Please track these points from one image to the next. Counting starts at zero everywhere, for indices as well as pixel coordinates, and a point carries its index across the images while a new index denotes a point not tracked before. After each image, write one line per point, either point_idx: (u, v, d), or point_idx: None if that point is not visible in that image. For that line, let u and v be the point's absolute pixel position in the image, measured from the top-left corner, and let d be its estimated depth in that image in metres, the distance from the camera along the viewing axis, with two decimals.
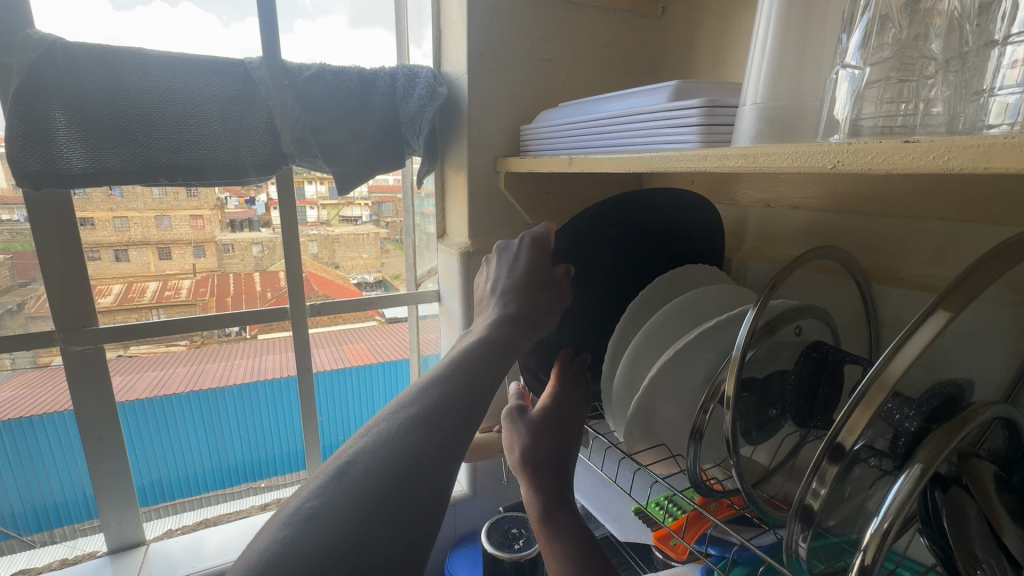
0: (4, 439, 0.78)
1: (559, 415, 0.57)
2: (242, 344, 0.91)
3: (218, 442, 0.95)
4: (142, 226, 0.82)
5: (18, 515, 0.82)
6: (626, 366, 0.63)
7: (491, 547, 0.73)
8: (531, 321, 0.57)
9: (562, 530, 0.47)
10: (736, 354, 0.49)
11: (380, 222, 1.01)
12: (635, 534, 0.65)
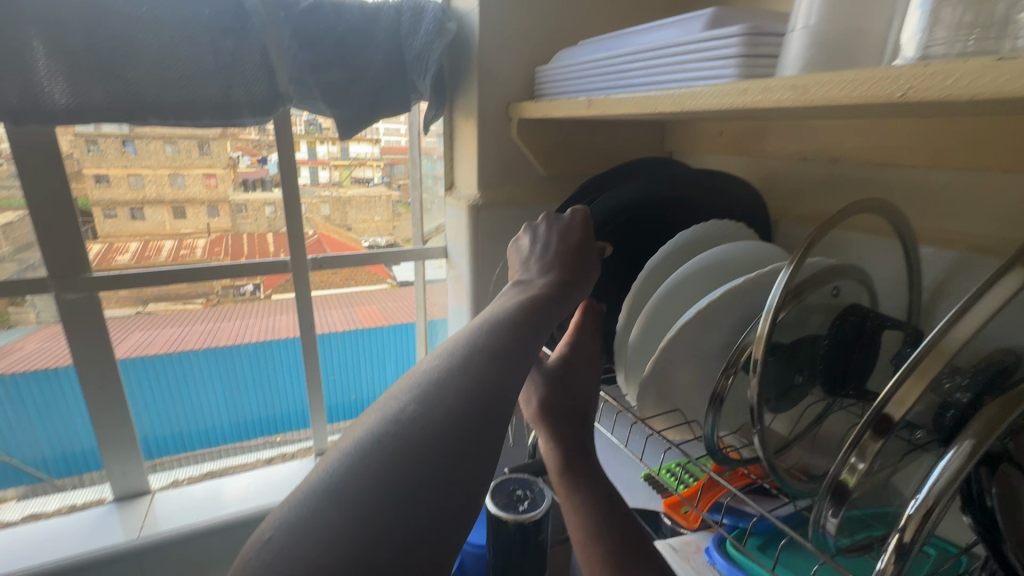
0: (21, 387, 0.78)
1: (578, 368, 0.55)
2: (257, 304, 0.89)
3: (236, 398, 0.93)
4: (157, 184, 0.81)
5: (49, 461, 0.83)
6: (642, 327, 0.59)
7: (495, 507, 0.72)
8: (574, 285, 0.55)
9: (582, 483, 0.44)
10: (769, 316, 0.45)
11: (392, 184, 0.96)
12: (643, 499, 0.62)
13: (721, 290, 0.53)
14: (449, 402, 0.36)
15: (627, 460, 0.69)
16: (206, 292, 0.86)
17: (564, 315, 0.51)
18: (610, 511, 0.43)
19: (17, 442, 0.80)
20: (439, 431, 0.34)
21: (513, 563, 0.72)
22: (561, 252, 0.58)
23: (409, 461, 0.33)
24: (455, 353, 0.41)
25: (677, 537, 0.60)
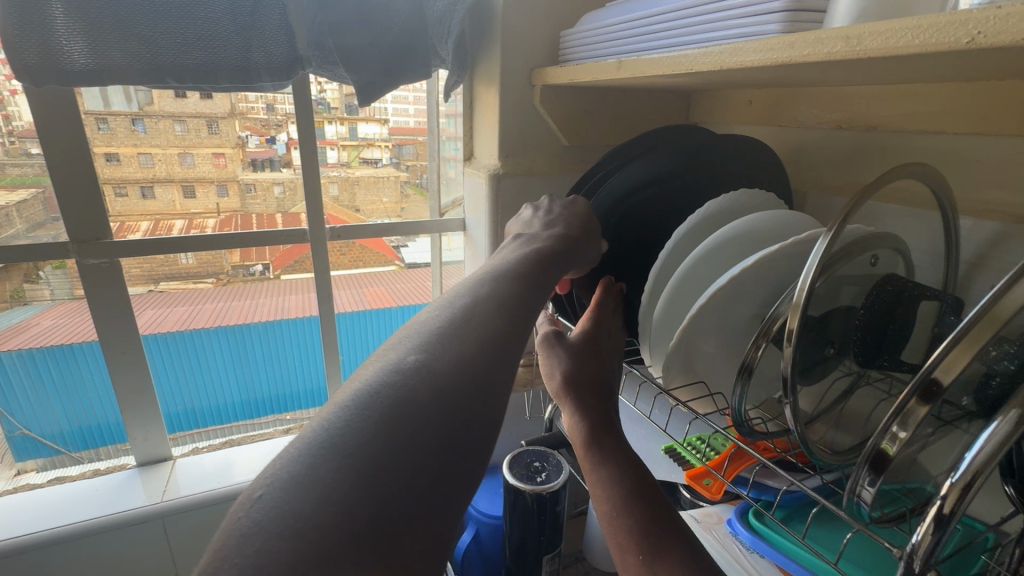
0: (47, 361, 0.79)
1: (600, 340, 0.54)
2: (266, 284, 0.90)
3: (246, 376, 0.94)
4: (166, 163, 0.81)
5: (66, 434, 0.85)
6: (670, 297, 0.58)
7: (513, 478, 0.72)
8: (576, 257, 0.56)
9: (608, 455, 0.43)
10: (804, 286, 0.43)
11: (401, 165, 0.94)
12: (664, 471, 0.62)
13: (751, 258, 0.51)
14: (447, 362, 0.36)
15: (646, 433, 0.68)
16: (217, 270, 0.86)
17: (565, 271, 0.54)
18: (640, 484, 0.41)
19: (35, 417, 0.82)
20: (442, 401, 0.33)
21: (530, 533, 0.73)
22: (568, 223, 0.59)
23: (410, 418, 0.31)
24: (475, 321, 0.40)
25: (698, 509, 0.59)
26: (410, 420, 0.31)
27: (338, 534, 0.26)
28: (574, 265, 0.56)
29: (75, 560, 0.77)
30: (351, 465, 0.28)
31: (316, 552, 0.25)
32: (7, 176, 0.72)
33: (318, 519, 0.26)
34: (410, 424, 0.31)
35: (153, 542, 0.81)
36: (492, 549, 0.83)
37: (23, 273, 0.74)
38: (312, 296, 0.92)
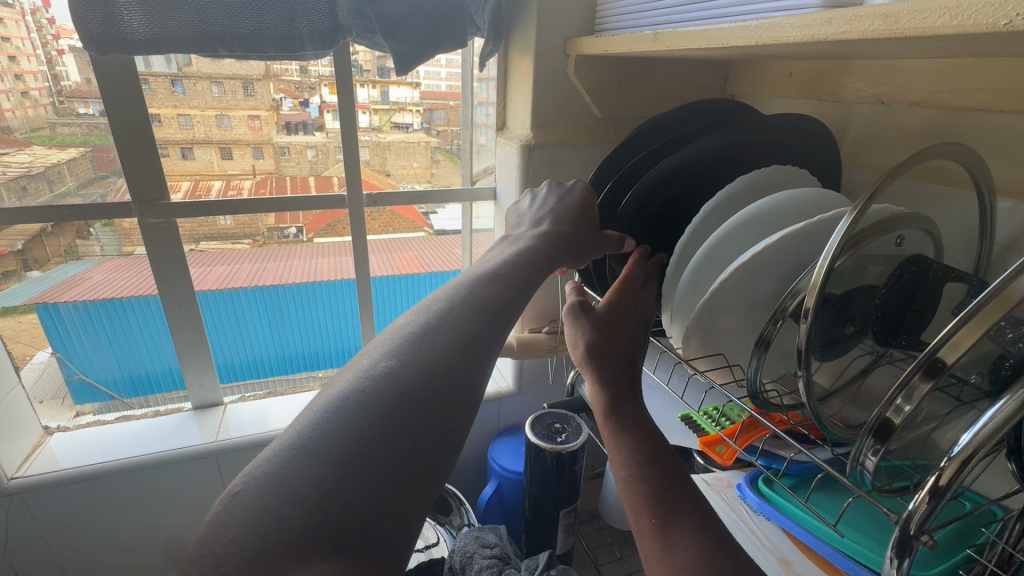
0: (101, 314, 0.87)
1: (628, 312, 0.56)
2: (299, 246, 0.94)
3: (282, 334, 1.01)
4: (204, 125, 0.83)
5: (118, 380, 0.93)
6: (693, 272, 0.59)
7: (534, 437, 0.76)
8: (574, 251, 0.61)
9: (627, 427, 0.45)
10: (824, 264, 0.44)
11: (431, 130, 0.96)
12: (679, 439, 0.65)
13: (776, 235, 0.52)
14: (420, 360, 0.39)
15: (664, 401, 0.71)
16: (254, 233, 0.90)
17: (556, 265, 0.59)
18: (652, 455, 0.43)
19: (90, 362, 0.90)
20: (413, 397, 0.37)
21: (548, 488, 0.78)
22: (562, 214, 0.64)
23: (381, 418, 0.35)
24: (446, 321, 0.43)
25: (710, 474, 0.62)
26: (380, 420, 0.35)
27: (305, 530, 0.30)
28: (566, 258, 0.61)
29: None
30: (318, 464, 0.32)
31: (285, 540, 0.29)
32: (57, 135, 0.76)
33: (287, 513, 0.30)
34: (379, 424, 0.35)
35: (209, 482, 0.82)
36: (513, 501, 0.89)
37: (76, 228, 0.80)
38: (343, 260, 0.97)
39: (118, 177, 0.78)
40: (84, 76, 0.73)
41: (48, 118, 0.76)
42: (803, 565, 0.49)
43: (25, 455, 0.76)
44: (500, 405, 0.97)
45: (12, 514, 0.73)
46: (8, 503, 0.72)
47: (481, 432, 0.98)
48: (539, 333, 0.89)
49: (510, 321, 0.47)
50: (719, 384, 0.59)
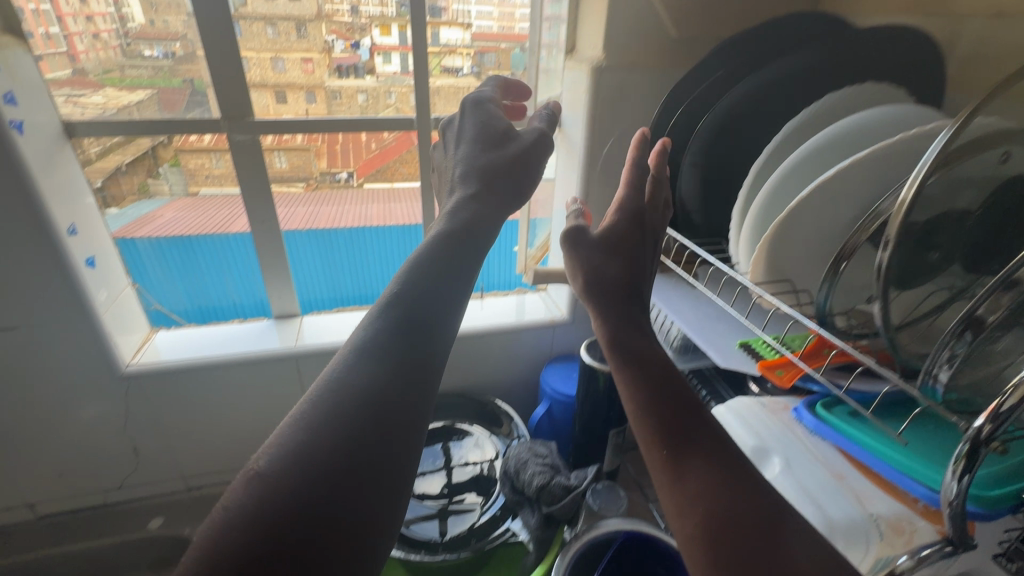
0: (173, 247, 0.89)
1: (632, 236, 0.54)
2: (350, 192, 0.95)
3: (333, 275, 1.01)
4: (260, 68, 0.81)
5: (190, 313, 0.96)
6: (767, 197, 0.58)
7: (589, 359, 0.80)
8: (513, 172, 0.56)
9: (629, 366, 0.46)
10: (915, 182, 0.42)
11: (482, 75, 0.93)
12: (738, 364, 0.64)
13: (865, 154, 0.50)
14: (378, 318, 0.40)
15: (723, 330, 0.71)
16: (308, 176, 0.92)
17: (500, 205, 0.53)
18: (651, 399, 0.44)
19: (164, 293, 0.93)
20: (383, 337, 0.38)
21: (601, 408, 0.81)
22: (483, 142, 0.58)
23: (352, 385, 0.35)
24: (411, 285, 0.42)
25: (765, 398, 0.62)
26: (355, 369, 0.36)
27: (302, 510, 0.29)
28: (506, 198, 0.55)
29: (171, 398, 0.86)
30: (304, 441, 0.32)
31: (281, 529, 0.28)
32: (127, 77, 0.79)
33: (278, 502, 0.29)
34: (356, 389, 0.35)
35: (288, 380, 0.90)
36: (563, 423, 0.93)
37: (147, 168, 0.84)
38: (392, 207, 0.97)
39: (185, 121, 0.80)
40: (148, 17, 0.77)
41: (117, 59, 0.78)
42: (856, 480, 0.50)
43: (137, 346, 0.87)
44: (554, 332, 1.00)
45: (130, 398, 0.84)
46: (126, 388, 0.83)
47: (534, 358, 1.03)
48: None
49: (478, 245, 0.48)
50: (792, 307, 0.58)
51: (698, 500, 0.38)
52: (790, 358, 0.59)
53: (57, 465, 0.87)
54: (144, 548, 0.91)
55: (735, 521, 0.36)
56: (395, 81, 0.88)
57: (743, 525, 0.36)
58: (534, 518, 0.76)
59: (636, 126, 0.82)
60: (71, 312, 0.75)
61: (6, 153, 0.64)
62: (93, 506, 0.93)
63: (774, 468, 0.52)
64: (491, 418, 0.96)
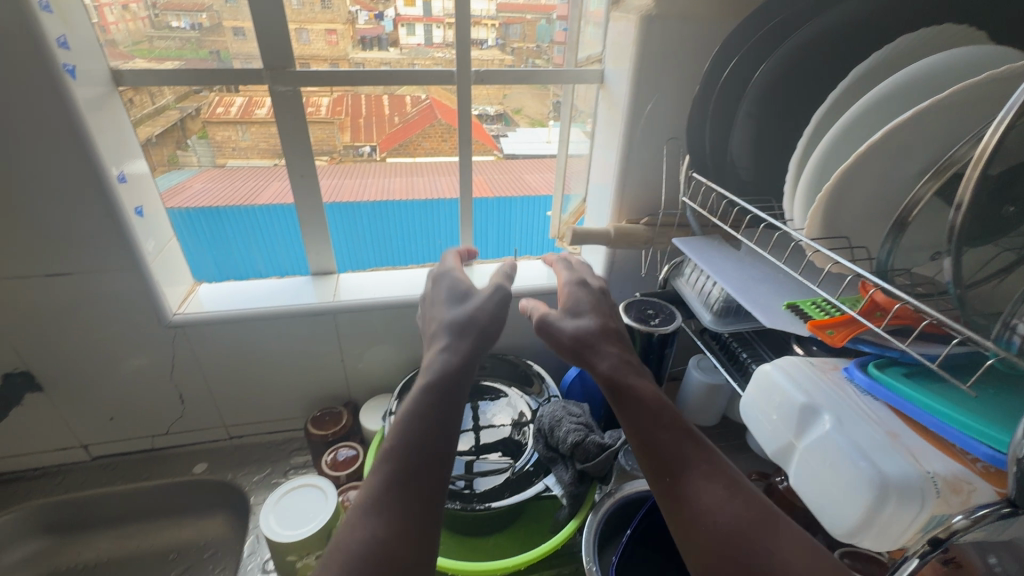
0: (203, 218, 0.91)
1: (603, 339, 0.69)
2: (374, 164, 0.94)
3: (355, 248, 1.01)
4: (286, 38, 0.78)
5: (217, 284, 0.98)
6: (826, 149, 0.55)
7: (628, 318, 0.78)
8: (476, 326, 0.72)
9: (631, 425, 0.60)
10: (997, 132, 0.39)
11: (506, 48, 0.89)
12: (785, 324, 0.62)
13: (944, 94, 0.45)
14: (402, 446, 0.57)
15: (768, 290, 0.69)
16: (331, 150, 0.90)
17: (484, 338, 0.72)
18: (660, 487, 0.55)
19: (195, 261, 0.95)
20: (415, 443, 0.57)
21: None
22: (445, 331, 0.71)
23: (397, 490, 0.53)
24: (422, 425, 0.59)
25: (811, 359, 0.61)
26: (401, 471, 0.55)
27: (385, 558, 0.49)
28: (477, 339, 0.71)
29: (212, 347, 0.89)
30: (381, 547, 0.49)
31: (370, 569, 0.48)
32: (155, 48, 0.78)
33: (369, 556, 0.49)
34: (404, 497, 0.53)
35: (327, 334, 0.92)
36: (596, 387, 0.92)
37: (176, 140, 0.86)
38: (414, 180, 0.96)
39: (211, 91, 0.81)
40: None
41: (145, 31, 0.78)
42: (910, 437, 0.48)
43: (182, 297, 0.89)
44: None
45: (177, 346, 0.87)
46: (173, 336, 0.86)
47: None
48: (637, 223, 0.88)
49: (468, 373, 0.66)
50: (851, 262, 0.56)
51: (703, 513, 0.51)
52: (847, 317, 0.57)
53: (109, 408, 0.91)
54: (190, 491, 0.95)
55: (743, 538, 0.49)
56: (419, 53, 0.86)
57: (742, 536, 0.50)
58: (568, 475, 0.76)
59: (682, 81, 0.80)
60: (122, 258, 0.77)
61: (60, 97, 0.66)
62: (142, 450, 0.97)
63: (824, 424, 0.51)
64: (523, 378, 0.96)
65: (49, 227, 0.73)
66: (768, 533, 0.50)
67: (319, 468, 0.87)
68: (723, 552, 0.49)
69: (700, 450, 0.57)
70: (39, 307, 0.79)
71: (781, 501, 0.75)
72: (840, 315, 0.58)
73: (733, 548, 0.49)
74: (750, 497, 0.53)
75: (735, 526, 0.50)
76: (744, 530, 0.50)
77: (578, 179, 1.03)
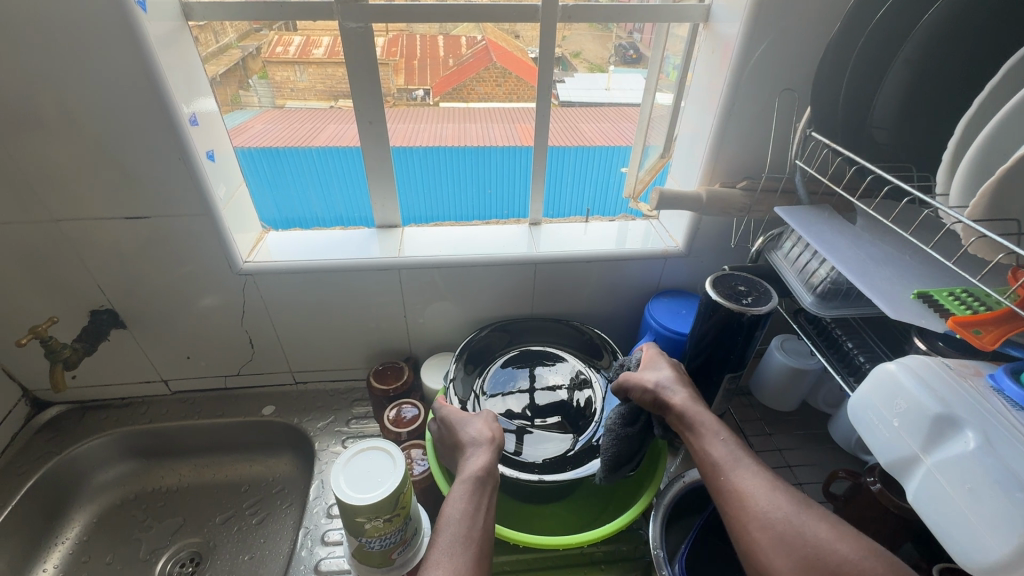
0: (262, 159, 0.88)
1: (683, 384, 0.66)
2: (427, 110, 0.88)
3: (409, 197, 0.96)
4: None
5: (277, 223, 0.96)
6: (1012, 113, 0.44)
7: (717, 296, 0.71)
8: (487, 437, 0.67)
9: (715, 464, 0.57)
10: None
11: None
12: (913, 316, 0.52)
13: None
14: (456, 510, 0.57)
15: (892, 275, 0.59)
16: (386, 94, 0.82)
17: (500, 436, 0.68)
18: (712, 483, 0.56)
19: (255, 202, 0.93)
20: (473, 497, 0.59)
21: (719, 351, 0.74)
22: (469, 441, 0.66)
23: (463, 544, 0.54)
24: (480, 500, 0.59)
25: (945, 360, 0.52)
26: (465, 521, 0.56)
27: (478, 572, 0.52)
28: (494, 433, 0.67)
29: (282, 296, 0.89)
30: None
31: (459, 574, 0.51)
32: None
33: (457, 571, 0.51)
34: (471, 550, 0.54)
35: (390, 289, 0.90)
36: None
37: (238, 79, 0.83)
38: (467, 128, 0.91)
39: (271, 30, 0.78)
40: None
41: None
42: None
43: (252, 245, 0.89)
44: (664, 264, 0.92)
45: (247, 292, 0.88)
46: (243, 283, 0.86)
47: (638, 290, 0.96)
48: (734, 188, 0.78)
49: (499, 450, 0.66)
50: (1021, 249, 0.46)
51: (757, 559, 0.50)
52: (1003, 315, 0.47)
53: (185, 347, 0.94)
54: (259, 431, 0.99)
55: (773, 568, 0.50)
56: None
57: (783, 535, 0.50)
58: (629, 428, 0.69)
59: (807, 20, 0.68)
60: (196, 203, 0.77)
61: (132, 33, 0.63)
62: (216, 388, 1.02)
63: (966, 440, 0.44)
64: (586, 346, 0.92)
65: (126, 168, 0.73)
66: (818, 528, 0.50)
67: (383, 423, 0.85)
68: (770, 539, 0.50)
69: (749, 456, 0.57)
70: (120, 247, 0.80)
71: (873, 503, 0.68)
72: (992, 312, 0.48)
73: (781, 538, 0.50)
74: (800, 500, 0.52)
75: (782, 514, 0.51)
76: (792, 521, 0.50)
77: (661, 131, 0.92)
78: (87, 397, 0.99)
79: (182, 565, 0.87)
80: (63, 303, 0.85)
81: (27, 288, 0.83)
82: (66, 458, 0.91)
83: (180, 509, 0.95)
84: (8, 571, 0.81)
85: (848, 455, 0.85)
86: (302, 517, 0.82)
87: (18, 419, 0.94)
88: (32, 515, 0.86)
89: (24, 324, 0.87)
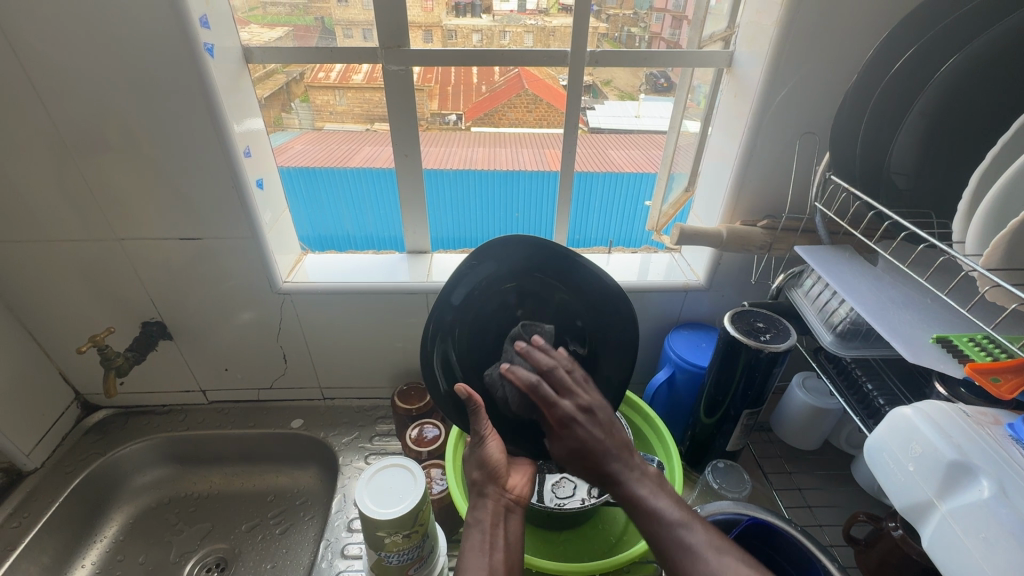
0: (299, 179, 0.94)
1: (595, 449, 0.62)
2: (458, 133, 0.92)
3: (436, 219, 1.01)
4: (388, 13, 0.76)
5: (309, 239, 1.02)
6: None
7: (736, 332, 0.72)
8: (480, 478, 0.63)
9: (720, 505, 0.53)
10: None
11: (601, 14, 0.79)
12: (931, 361, 0.53)
13: None
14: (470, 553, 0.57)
15: (911, 318, 0.59)
16: (420, 119, 0.87)
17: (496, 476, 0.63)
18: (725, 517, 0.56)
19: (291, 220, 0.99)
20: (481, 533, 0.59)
21: (738, 386, 0.75)
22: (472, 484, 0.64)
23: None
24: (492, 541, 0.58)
25: (966, 406, 0.52)
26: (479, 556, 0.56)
27: None
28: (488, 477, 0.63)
29: (317, 316, 0.94)
30: None
31: None
32: (268, 14, 0.81)
33: None
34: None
35: (417, 312, 0.94)
36: (683, 392, 0.89)
37: (281, 103, 0.88)
38: (496, 151, 0.96)
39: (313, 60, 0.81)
40: None
41: None
42: None
43: (291, 266, 0.95)
44: (685, 297, 0.93)
45: (284, 310, 0.93)
46: (281, 301, 0.92)
47: (659, 321, 0.97)
48: (754, 226, 0.80)
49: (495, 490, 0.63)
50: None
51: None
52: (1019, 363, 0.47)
53: (224, 359, 1.00)
54: (288, 443, 1.04)
55: None
56: (510, 20, 0.81)
57: None
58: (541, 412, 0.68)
59: (828, 63, 0.70)
60: (244, 227, 0.83)
61: (198, 73, 0.70)
62: (249, 400, 1.07)
63: (980, 487, 0.44)
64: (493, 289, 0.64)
65: (187, 193, 0.80)
66: None
67: (405, 442, 0.88)
68: None
69: None
70: (172, 263, 0.87)
71: (894, 549, 0.66)
72: (1008, 360, 0.49)
73: None
74: None
75: None
76: None
77: (687, 160, 0.95)
78: (132, 403, 1.06)
79: (208, 569, 0.91)
80: (120, 312, 0.92)
81: (88, 299, 0.90)
82: (109, 460, 0.97)
83: (209, 515, 0.99)
84: (53, 563, 0.87)
85: (871, 498, 0.83)
86: (324, 528, 0.85)
87: (70, 420, 1.01)
88: (78, 511, 0.92)
89: (84, 331, 0.94)
